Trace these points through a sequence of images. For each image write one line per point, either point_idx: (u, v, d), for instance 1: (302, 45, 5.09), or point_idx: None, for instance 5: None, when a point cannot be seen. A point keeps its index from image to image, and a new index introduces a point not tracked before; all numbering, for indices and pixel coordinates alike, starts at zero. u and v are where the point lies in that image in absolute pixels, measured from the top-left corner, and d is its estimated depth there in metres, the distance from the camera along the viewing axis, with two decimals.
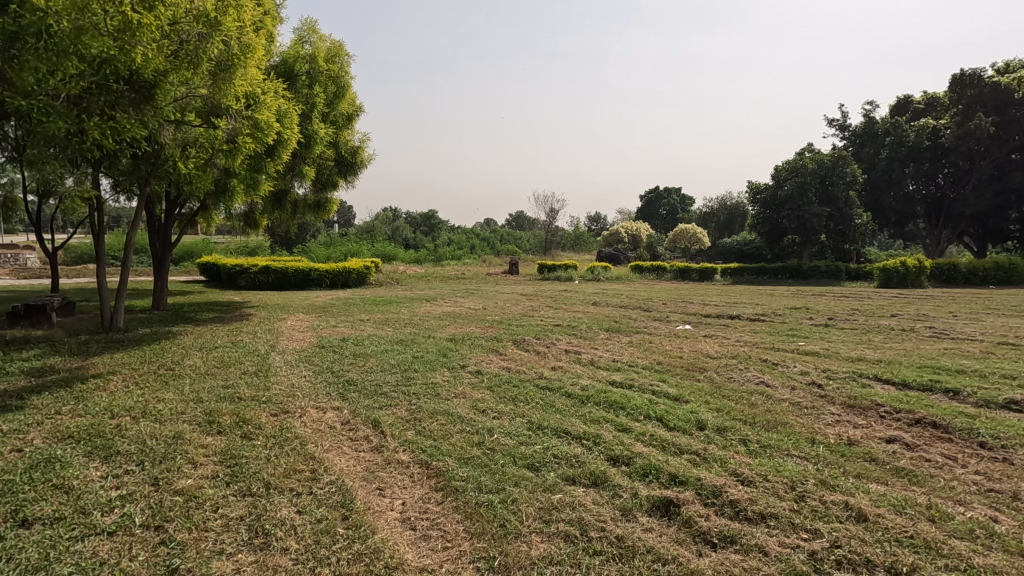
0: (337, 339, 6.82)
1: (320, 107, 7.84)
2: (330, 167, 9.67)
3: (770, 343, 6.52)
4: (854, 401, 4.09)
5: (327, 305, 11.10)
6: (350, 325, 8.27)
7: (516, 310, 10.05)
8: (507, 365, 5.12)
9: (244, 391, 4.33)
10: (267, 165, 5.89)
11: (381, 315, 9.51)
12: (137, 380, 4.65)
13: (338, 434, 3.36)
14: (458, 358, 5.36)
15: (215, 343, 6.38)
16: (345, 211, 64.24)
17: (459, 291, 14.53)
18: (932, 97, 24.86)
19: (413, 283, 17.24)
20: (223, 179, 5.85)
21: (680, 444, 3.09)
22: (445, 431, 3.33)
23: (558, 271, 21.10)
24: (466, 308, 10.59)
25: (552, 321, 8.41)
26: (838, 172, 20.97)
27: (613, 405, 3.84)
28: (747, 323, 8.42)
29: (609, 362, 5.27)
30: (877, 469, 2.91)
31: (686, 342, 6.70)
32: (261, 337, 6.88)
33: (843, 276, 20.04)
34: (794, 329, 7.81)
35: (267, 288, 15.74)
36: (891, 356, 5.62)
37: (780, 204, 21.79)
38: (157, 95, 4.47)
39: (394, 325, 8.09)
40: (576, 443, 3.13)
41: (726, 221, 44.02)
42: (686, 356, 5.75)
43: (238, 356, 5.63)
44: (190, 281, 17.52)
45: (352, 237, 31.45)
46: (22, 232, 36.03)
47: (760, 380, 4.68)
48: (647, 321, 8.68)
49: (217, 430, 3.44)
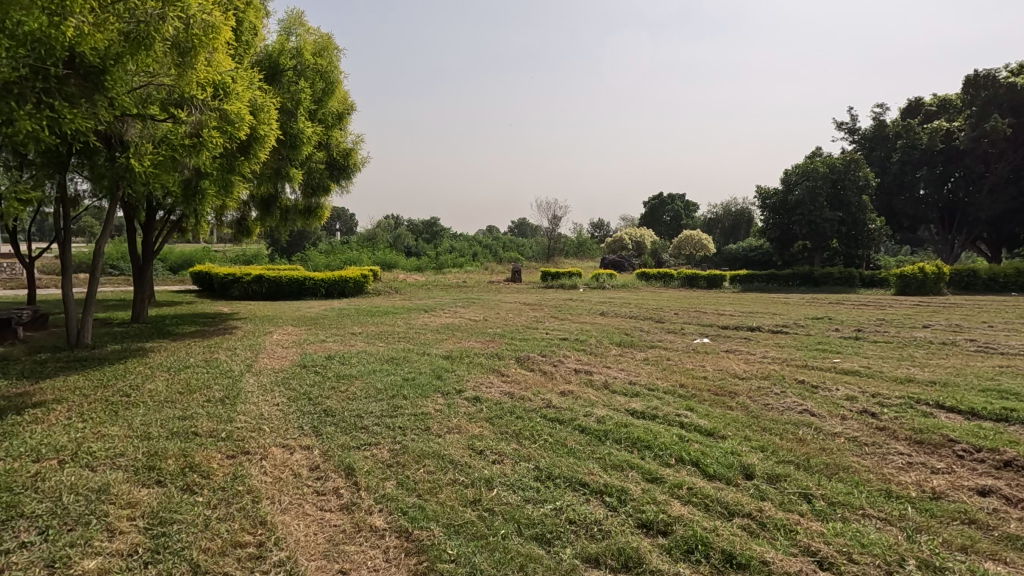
0: (324, 356, 6.20)
1: (307, 104, 7.28)
2: (320, 170, 9.10)
3: (801, 360, 5.87)
4: (922, 436, 3.44)
5: (320, 317, 10.49)
6: (340, 340, 7.65)
7: (520, 322, 9.44)
8: (509, 389, 4.50)
9: (203, 424, 3.70)
10: (243, 165, 5.29)
11: (375, 328, 8.89)
12: (83, 409, 4.03)
13: (302, 486, 2.74)
14: (454, 380, 4.74)
15: (186, 362, 5.77)
16: (347, 219, 63.90)
17: (460, 300, 13.92)
18: (945, 99, 24.21)
19: (412, 292, 16.64)
20: (194, 181, 5.26)
21: (728, 503, 2.45)
22: (433, 482, 2.70)
23: (562, 279, 20.51)
24: (467, 320, 9.98)
25: (559, 334, 7.79)
26: (850, 176, 20.35)
27: (635, 444, 3.20)
28: (769, 335, 7.77)
29: (626, 385, 4.64)
30: (985, 538, 2.26)
31: (707, 359, 6.05)
32: (239, 354, 6.26)
33: (857, 283, 19.34)
34: (822, 342, 7.17)
35: (261, 298, 15.15)
36: (945, 377, 4.96)
37: (791, 209, 21.18)
38: (106, 81, 3.89)
39: (387, 339, 7.47)
40: (596, 501, 2.50)
41: (732, 228, 43.49)
42: (710, 376, 5.10)
43: (207, 378, 5.01)
44: (183, 291, 16.99)
45: (353, 245, 30.93)
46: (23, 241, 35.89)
47: (803, 408, 4.04)
48: (661, 333, 8.04)
49: (155, 480, 2.82)
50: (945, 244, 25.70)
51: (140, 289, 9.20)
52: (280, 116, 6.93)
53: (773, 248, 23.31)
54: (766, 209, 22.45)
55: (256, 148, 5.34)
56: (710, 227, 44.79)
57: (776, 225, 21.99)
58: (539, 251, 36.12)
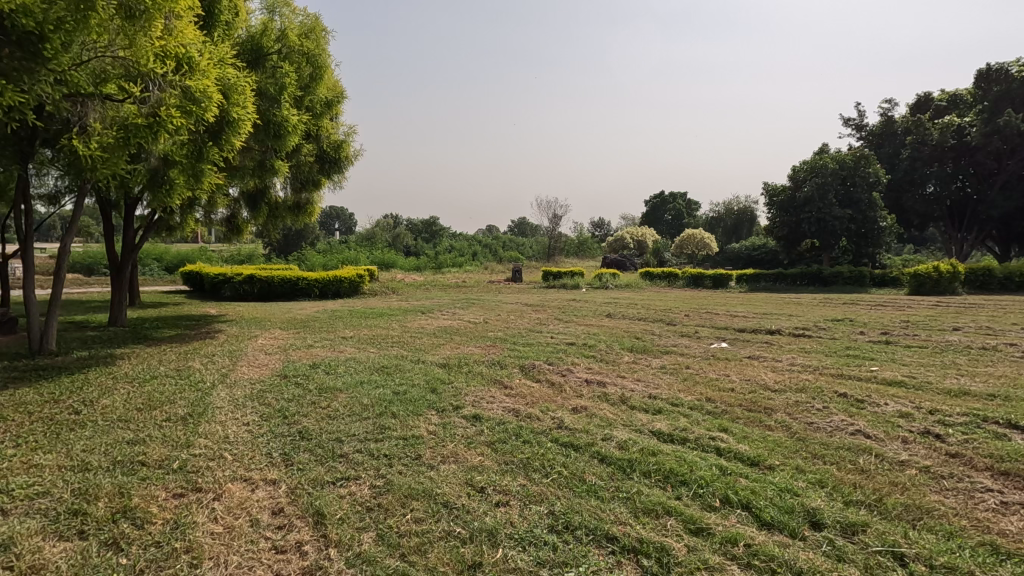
0: (309, 364, 5.63)
1: (293, 90, 6.72)
2: (308, 163, 8.55)
3: (835, 369, 5.30)
4: (1008, 466, 2.87)
5: (311, 319, 9.92)
6: (328, 345, 7.08)
7: (522, 324, 8.88)
8: (513, 406, 3.94)
9: (154, 451, 3.14)
10: (213, 153, 4.74)
11: (368, 332, 8.32)
12: (20, 431, 3.48)
13: (257, 543, 2.17)
14: (451, 395, 4.18)
15: (155, 372, 5.21)
16: (346, 218, 63.22)
17: (458, 301, 13.34)
18: (955, 94, 23.64)
19: (409, 293, 16.06)
20: (160, 170, 4.70)
21: (801, 568, 1.90)
22: (422, 536, 2.14)
23: (564, 278, 19.97)
24: (466, 322, 9.41)
25: (565, 338, 7.23)
26: (861, 172, 19.78)
27: (668, 479, 2.64)
28: (792, 339, 7.20)
29: (646, 400, 4.09)
30: None
31: (730, 367, 5.49)
32: (216, 363, 5.71)
33: (868, 282, 18.80)
34: (852, 347, 6.59)
35: (252, 299, 14.60)
36: (1002, 390, 4.40)
37: (799, 207, 20.64)
38: (46, 51, 3.28)
39: (380, 345, 6.90)
40: (631, 565, 1.95)
41: (734, 227, 42.92)
42: (739, 389, 4.54)
43: (174, 392, 4.46)
44: (172, 292, 16.44)
45: (351, 245, 30.35)
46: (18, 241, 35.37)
47: (856, 429, 3.47)
48: (675, 337, 7.48)
49: (75, 531, 2.26)
50: (955, 243, 25.13)
51: (118, 292, 8.63)
52: (261, 102, 6.35)
53: (780, 247, 22.75)
54: (774, 207, 21.93)
55: (229, 133, 4.78)
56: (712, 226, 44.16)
57: (784, 223, 21.44)
58: (539, 251, 35.58)
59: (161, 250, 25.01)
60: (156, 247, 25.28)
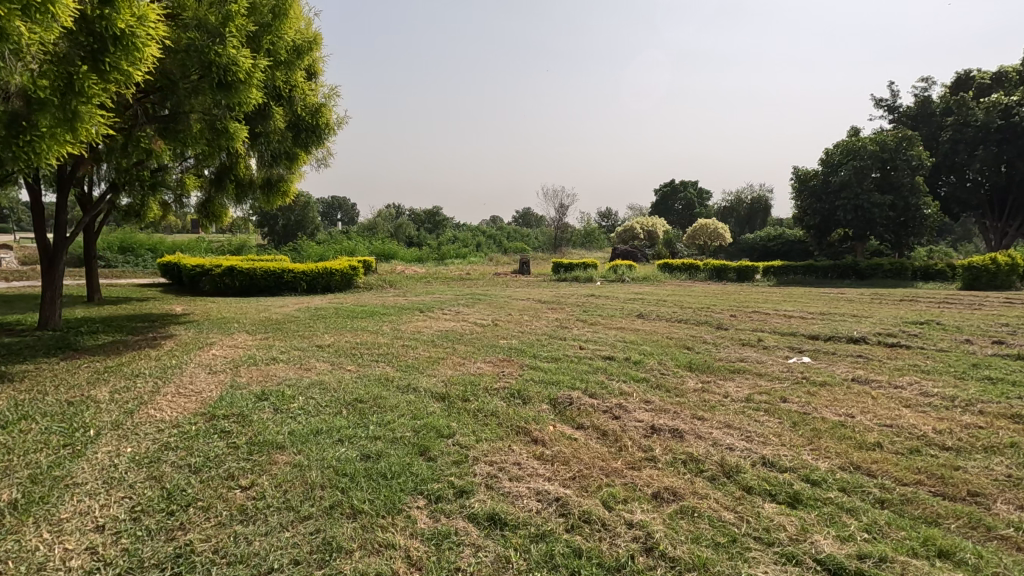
0: (258, 391, 4.07)
1: (243, 24, 5.28)
2: (279, 134, 7.01)
3: (1000, 405, 3.71)
4: None
5: (289, 319, 8.38)
6: (296, 357, 5.55)
7: (541, 328, 7.31)
8: (553, 487, 2.41)
9: None
10: (95, 87, 3.16)
11: (351, 337, 6.77)
12: None
13: None
14: (453, 461, 2.64)
15: (34, 407, 3.68)
16: (347, 209, 61.76)
17: (462, 297, 11.74)
18: (1000, 72, 21.77)
19: (407, 287, 14.47)
20: (19, 114, 3.10)
21: None
22: None
23: (576, 271, 18.45)
24: (470, 325, 7.82)
25: (599, 349, 5.66)
26: (903, 155, 18.03)
27: None
28: (891, 352, 5.59)
29: (767, 475, 2.55)
30: None
31: (846, 400, 3.92)
32: (134, 389, 4.19)
33: (911, 275, 17.15)
34: (982, 365, 4.98)
35: (233, 293, 13.08)
36: None
37: (833, 192, 18.92)
38: None
39: (361, 359, 5.33)
40: None
41: (747, 216, 41.15)
42: (890, 444, 2.98)
43: (29, 448, 2.91)
44: (150, 285, 15.00)
45: (351, 235, 28.79)
46: (14, 233, 34.45)
47: None
48: (736, 348, 5.92)
49: None
50: (994, 232, 23.09)
51: (50, 288, 7.14)
52: (201, 38, 4.95)
53: (810, 237, 21.07)
54: (805, 193, 20.18)
55: (119, 56, 3.22)
56: (725, 216, 42.33)
57: (816, 211, 19.72)
58: (545, 242, 34.27)
59: (154, 241, 23.52)
60: (148, 238, 23.77)
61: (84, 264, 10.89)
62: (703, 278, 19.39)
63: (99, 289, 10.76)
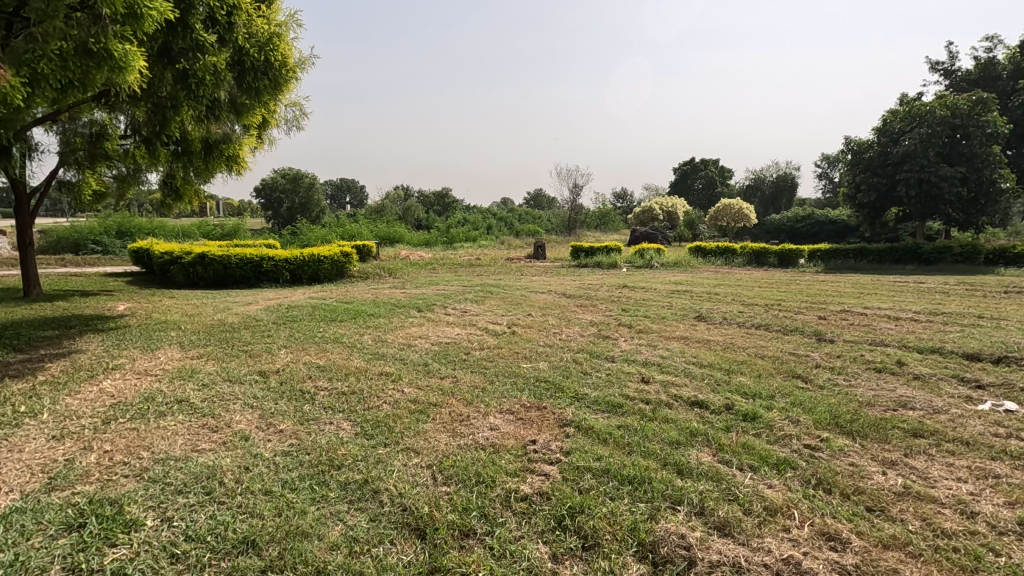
0: (77, 501, 2.16)
1: None
2: (214, 76, 5.08)
3: None
4: None
5: (247, 323, 6.51)
6: (219, 398, 3.67)
7: (575, 340, 5.35)
8: None
9: None
10: None
11: (316, 357, 4.86)
12: None
13: None
14: None
15: None
16: (356, 191, 59.73)
17: (470, 289, 9.82)
18: None
19: (407, 277, 12.58)
20: None
21: None
22: None
23: (599, 255, 16.45)
24: (479, 332, 5.90)
25: (675, 387, 3.68)
26: (976, 121, 15.72)
27: None
28: None
29: None
30: None
31: None
32: None
33: (984, 259, 14.93)
34: None
35: (205, 285, 11.25)
36: None
37: (893, 164, 16.60)
38: None
39: (308, 406, 3.42)
40: None
41: (773, 195, 38.66)
42: None
43: None
44: (119, 274, 13.26)
45: (355, 218, 26.90)
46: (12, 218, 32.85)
47: None
48: (876, 380, 3.95)
49: None
50: None
51: None
52: None
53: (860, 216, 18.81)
54: (857, 165, 17.86)
55: None
56: (748, 196, 39.86)
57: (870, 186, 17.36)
58: (559, 225, 32.20)
59: (150, 224, 21.82)
60: (144, 221, 22.09)
61: (19, 253, 9.11)
62: (741, 263, 17.31)
63: (38, 282, 8.99)
